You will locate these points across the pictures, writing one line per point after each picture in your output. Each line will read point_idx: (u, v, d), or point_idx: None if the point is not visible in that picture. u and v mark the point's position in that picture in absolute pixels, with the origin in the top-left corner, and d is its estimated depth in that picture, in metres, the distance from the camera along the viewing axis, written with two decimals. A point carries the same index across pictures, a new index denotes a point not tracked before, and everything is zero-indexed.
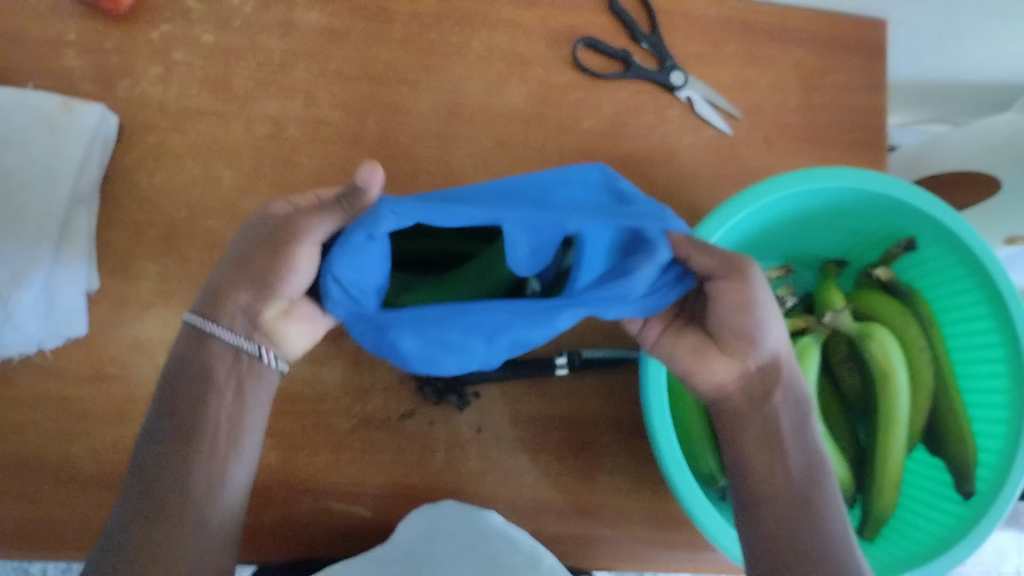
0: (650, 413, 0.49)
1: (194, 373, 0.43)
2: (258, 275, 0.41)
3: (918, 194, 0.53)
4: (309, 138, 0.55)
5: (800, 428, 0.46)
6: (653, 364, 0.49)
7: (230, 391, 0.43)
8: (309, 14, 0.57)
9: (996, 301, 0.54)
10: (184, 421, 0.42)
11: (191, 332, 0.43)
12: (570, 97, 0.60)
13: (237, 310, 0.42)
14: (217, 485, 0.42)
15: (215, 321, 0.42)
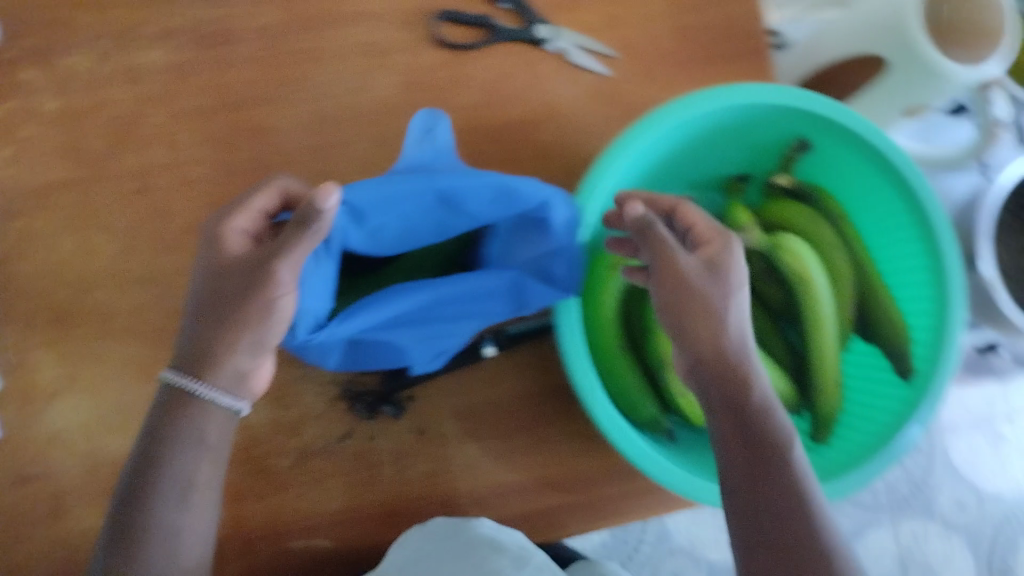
0: (577, 379, 0.48)
1: (184, 431, 0.42)
2: (255, 319, 0.42)
3: (796, 93, 0.52)
4: (180, 184, 0.53)
5: (743, 414, 0.41)
6: (568, 340, 0.49)
7: (208, 455, 0.43)
8: (149, 54, 0.55)
9: (899, 181, 0.53)
10: (171, 483, 0.42)
11: (169, 390, 0.43)
12: (439, 76, 0.57)
13: (233, 371, 0.43)
14: (181, 538, 0.42)
15: (202, 380, 0.42)
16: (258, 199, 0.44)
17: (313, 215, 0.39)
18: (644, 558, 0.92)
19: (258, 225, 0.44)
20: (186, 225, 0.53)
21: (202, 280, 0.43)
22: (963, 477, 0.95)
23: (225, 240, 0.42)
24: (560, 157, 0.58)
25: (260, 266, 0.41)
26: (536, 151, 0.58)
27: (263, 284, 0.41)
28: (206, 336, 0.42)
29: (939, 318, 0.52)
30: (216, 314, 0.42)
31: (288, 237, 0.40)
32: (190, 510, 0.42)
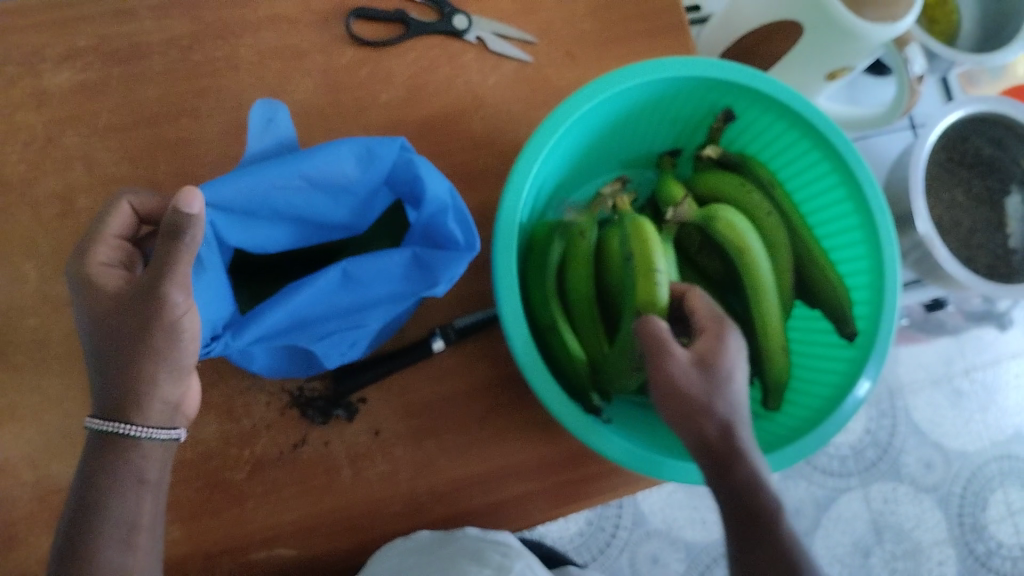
0: (524, 364, 0.48)
1: (120, 472, 0.41)
2: (168, 348, 0.41)
3: (715, 65, 0.53)
4: (103, 204, 0.52)
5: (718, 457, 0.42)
6: (518, 338, 0.48)
7: (149, 490, 0.42)
8: (59, 75, 0.53)
9: (824, 145, 0.54)
10: (116, 525, 0.41)
11: (98, 435, 0.42)
12: (359, 74, 0.57)
13: (161, 404, 0.42)
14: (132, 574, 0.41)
15: (131, 421, 0.42)
16: (112, 226, 0.44)
17: (182, 222, 0.39)
18: (620, 548, 0.92)
19: (120, 251, 0.44)
20: None
21: (89, 322, 0.42)
22: (926, 437, 0.97)
23: (96, 276, 0.42)
24: (489, 146, 0.58)
25: (147, 292, 0.40)
26: (465, 142, 0.58)
27: (157, 310, 0.40)
28: (122, 378, 0.41)
29: (878, 277, 0.53)
30: (126, 351, 0.41)
31: (165, 251, 0.39)
32: (139, 548, 0.42)
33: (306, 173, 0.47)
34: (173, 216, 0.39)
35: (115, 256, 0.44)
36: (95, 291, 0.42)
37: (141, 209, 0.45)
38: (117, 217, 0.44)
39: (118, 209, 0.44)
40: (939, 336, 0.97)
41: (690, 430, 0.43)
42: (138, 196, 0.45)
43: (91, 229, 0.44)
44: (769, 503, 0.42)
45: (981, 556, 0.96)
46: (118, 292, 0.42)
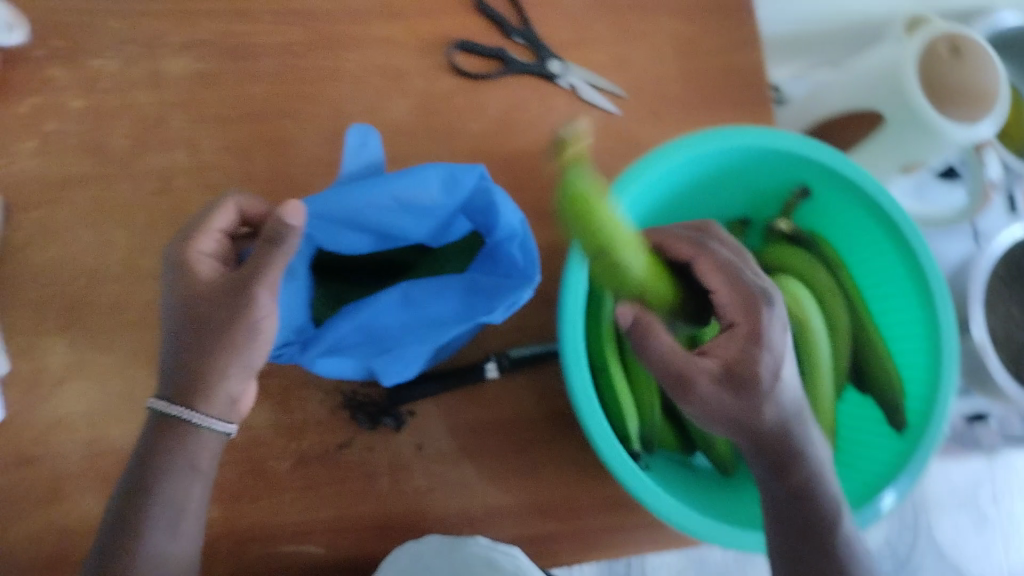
0: (577, 397, 0.49)
1: (177, 457, 0.42)
2: (242, 346, 0.42)
3: (799, 142, 0.55)
4: (198, 187, 0.55)
5: (770, 454, 0.44)
6: (577, 373, 0.49)
7: (199, 479, 0.43)
8: (177, 63, 0.56)
9: (896, 234, 0.55)
10: (164, 509, 0.42)
11: (159, 417, 0.42)
12: (454, 102, 0.60)
13: (225, 397, 0.43)
14: (169, 559, 0.42)
15: (193, 409, 0.42)
16: (218, 219, 0.45)
17: (283, 231, 0.42)
18: None
19: (220, 244, 0.45)
20: None
21: (171, 308, 0.43)
22: (947, 557, 0.95)
23: (196, 264, 0.43)
24: None
25: (234, 290, 0.42)
26: (545, 181, 0.60)
27: (240, 309, 0.41)
28: (192, 365, 0.42)
29: (933, 371, 0.54)
30: (200, 341, 0.41)
31: (262, 255, 0.42)
32: (180, 535, 0.42)
33: (396, 195, 0.49)
34: (275, 223, 0.42)
35: (215, 250, 0.45)
36: (190, 277, 0.43)
37: (246, 211, 0.46)
38: (223, 213, 0.45)
39: (227, 205, 0.45)
40: (973, 455, 0.96)
41: (742, 432, 0.44)
42: (245, 198, 0.46)
43: (197, 219, 0.45)
44: (820, 510, 0.44)
45: None
46: (211, 282, 0.43)
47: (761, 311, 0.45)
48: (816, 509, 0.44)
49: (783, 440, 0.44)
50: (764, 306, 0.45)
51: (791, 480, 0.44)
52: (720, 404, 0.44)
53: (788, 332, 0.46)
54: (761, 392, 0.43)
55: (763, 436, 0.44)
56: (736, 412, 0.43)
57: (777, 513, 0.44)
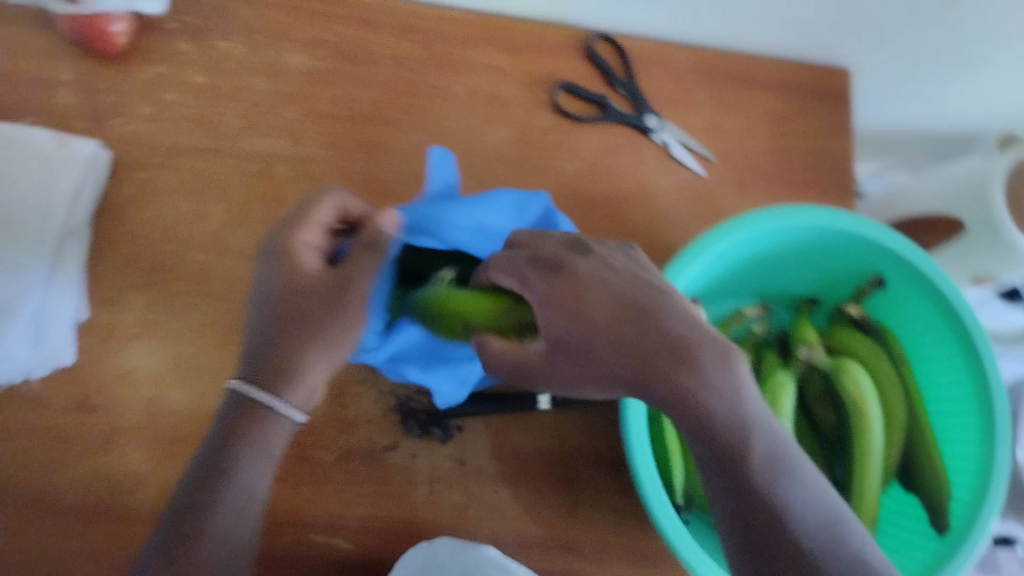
0: (629, 436, 0.50)
1: (252, 443, 0.41)
2: (334, 340, 0.41)
3: (882, 232, 0.56)
4: (296, 175, 0.57)
5: (680, 397, 0.37)
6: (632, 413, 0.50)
7: (270, 465, 0.42)
8: (297, 58, 0.59)
9: (964, 336, 0.56)
10: (235, 494, 0.40)
11: (241, 400, 0.41)
12: (550, 138, 0.62)
13: (306, 390, 0.41)
14: (234, 542, 0.40)
15: (278, 397, 0.40)
16: (321, 213, 0.44)
17: (382, 238, 0.42)
18: None
19: (320, 238, 0.44)
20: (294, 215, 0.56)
21: (267, 295, 0.42)
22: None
23: (299, 255, 0.42)
24: (644, 238, 0.61)
25: (337, 287, 0.41)
26: (624, 228, 0.61)
27: (341, 307, 0.41)
28: (285, 353, 0.40)
29: (982, 479, 0.53)
30: (294, 330, 0.41)
31: (360, 260, 0.41)
32: (247, 519, 0.41)
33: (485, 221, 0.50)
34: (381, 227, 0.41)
35: (314, 243, 0.43)
36: (292, 267, 0.42)
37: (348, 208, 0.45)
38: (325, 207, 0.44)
39: (330, 199, 0.44)
40: None
41: (628, 364, 0.37)
42: (348, 195, 0.45)
43: (297, 209, 0.44)
44: (732, 442, 0.37)
45: None
46: (315, 276, 0.42)
47: (607, 272, 0.40)
48: (741, 454, 0.36)
49: (694, 376, 0.36)
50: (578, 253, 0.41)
51: (688, 411, 0.36)
52: (621, 340, 0.37)
53: (621, 253, 0.43)
54: (678, 351, 0.37)
55: (681, 419, 0.37)
56: (640, 344, 0.37)
57: (711, 466, 0.37)
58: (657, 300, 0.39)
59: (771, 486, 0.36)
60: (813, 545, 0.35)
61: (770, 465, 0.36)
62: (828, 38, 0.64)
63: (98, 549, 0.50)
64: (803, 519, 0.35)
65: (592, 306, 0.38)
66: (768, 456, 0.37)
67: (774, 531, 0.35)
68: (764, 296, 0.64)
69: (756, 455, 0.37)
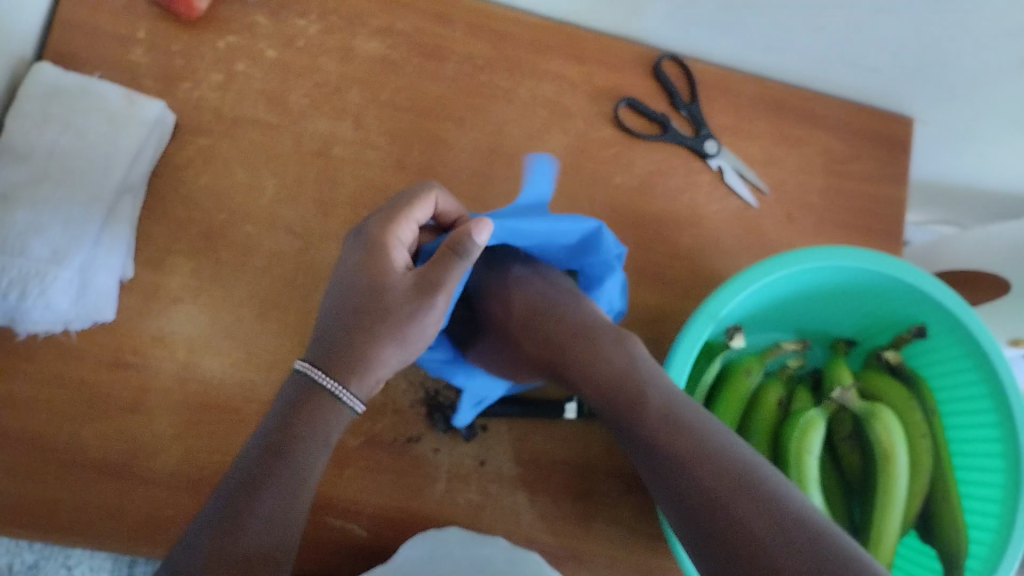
0: None
1: (317, 428, 0.40)
2: (407, 337, 0.43)
3: (933, 281, 0.55)
4: (353, 159, 0.58)
5: (625, 422, 0.45)
6: None
7: (326, 452, 0.41)
8: (368, 43, 0.59)
9: (998, 394, 0.55)
10: (290, 477, 0.39)
11: (303, 383, 0.41)
12: (607, 152, 0.62)
13: (373, 380, 0.42)
14: (286, 526, 0.39)
15: (345, 385, 0.41)
16: (419, 211, 0.46)
17: (465, 245, 0.42)
18: None
19: (412, 234, 0.46)
20: (346, 197, 0.57)
21: (352, 282, 0.44)
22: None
23: (392, 250, 0.44)
24: (688, 262, 0.61)
25: (419, 288, 0.43)
26: (669, 249, 0.61)
27: (418, 309, 0.42)
28: (359, 343, 0.42)
29: (1001, 539, 0.53)
30: (370, 322, 0.42)
31: (442, 261, 0.42)
32: (300, 505, 0.40)
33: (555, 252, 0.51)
34: (462, 235, 0.42)
35: (406, 240, 0.46)
36: (381, 260, 0.44)
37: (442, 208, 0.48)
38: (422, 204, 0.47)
39: (430, 198, 0.46)
40: None
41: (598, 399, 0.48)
42: (445, 194, 0.48)
43: (398, 201, 0.46)
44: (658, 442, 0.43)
45: None
46: (400, 274, 0.44)
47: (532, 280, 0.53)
48: (667, 453, 0.42)
49: (629, 398, 0.46)
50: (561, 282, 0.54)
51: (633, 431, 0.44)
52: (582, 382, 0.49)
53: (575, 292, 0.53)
54: (614, 376, 0.47)
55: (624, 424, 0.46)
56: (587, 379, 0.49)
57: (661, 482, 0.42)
58: (592, 335, 0.50)
59: (695, 472, 0.40)
60: (741, 509, 0.37)
61: (700, 460, 0.40)
62: (896, 85, 0.63)
63: (117, 504, 0.50)
64: (720, 490, 0.39)
65: (563, 335, 0.51)
66: (694, 451, 0.41)
67: (708, 511, 0.38)
68: (801, 331, 0.64)
69: (684, 449, 0.41)
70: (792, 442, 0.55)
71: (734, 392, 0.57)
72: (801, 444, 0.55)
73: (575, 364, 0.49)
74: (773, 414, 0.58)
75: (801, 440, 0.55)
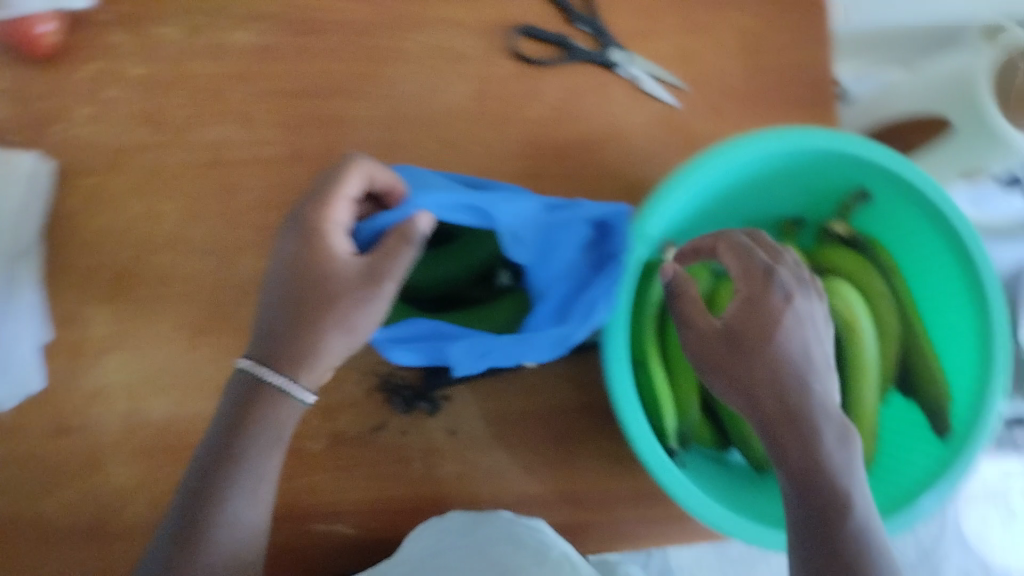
0: (612, 380, 0.48)
1: (263, 428, 0.43)
2: (355, 327, 0.42)
3: (864, 144, 0.52)
4: (249, 160, 0.55)
5: (811, 472, 0.40)
6: (615, 366, 0.48)
7: (276, 446, 0.44)
8: (236, 35, 0.56)
9: (955, 243, 0.53)
10: (243, 480, 0.43)
11: (248, 378, 0.43)
12: (512, 87, 0.58)
13: (322, 370, 0.43)
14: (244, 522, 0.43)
15: (294, 379, 0.42)
16: (348, 188, 0.43)
17: (409, 236, 0.40)
18: None
19: (348, 212, 0.43)
20: (249, 203, 0.54)
21: (285, 276, 0.42)
22: (973, 551, 0.89)
23: (328, 234, 0.42)
24: (619, 180, 0.59)
25: (361, 276, 0.41)
26: (597, 170, 0.58)
27: (363, 298, 0.41)
28: (307, 333, 0.41)
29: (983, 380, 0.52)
30: (314, 313, 0.41)
31: (390, 251, 0.41)
32: (258, 500, 0.44)
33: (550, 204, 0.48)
34: (407, 228, 0.40)
35: (342, 222, 0.43)
36: (320, 250, 0.42)
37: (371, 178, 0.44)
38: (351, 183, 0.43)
39: (358, 172, 0.43)
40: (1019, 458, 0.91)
41: (790, 433, 0.41)
42: (374, 167, 0.44)
43: (328, 177, 0.43)
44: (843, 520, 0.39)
45: None
46: (333, 262, 0.41)
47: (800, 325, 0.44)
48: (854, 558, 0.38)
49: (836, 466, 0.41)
50: (801, 298, 0.45)
51: (828, 514, 0.39)
52: (771, 393, 0.42)
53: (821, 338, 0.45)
54: (814, 442, 0.41)
55: (795, 465, 0.41)
56: (795, 399, 0.42)
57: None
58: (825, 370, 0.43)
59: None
60: None
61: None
62: None
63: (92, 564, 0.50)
64: None
65: (766, 344, 0.43)
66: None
67: None
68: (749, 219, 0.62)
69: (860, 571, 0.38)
70: None
71: None
72: None
73: (767, 390, 0.42)
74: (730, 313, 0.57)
75: None
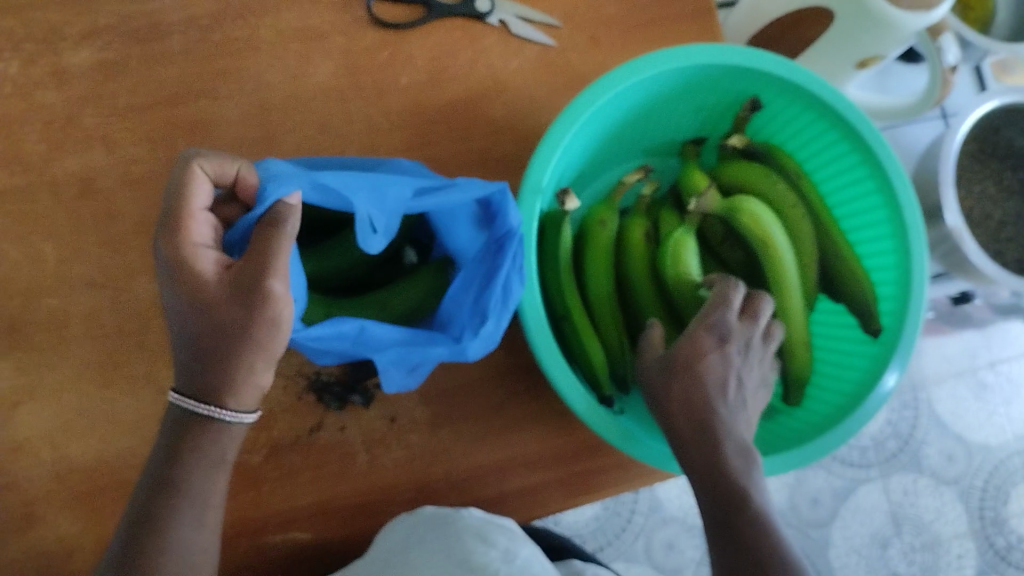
0: (534, 341, 0.47)
1: (204, 451, 0.39)
2: (266, 340, 0.38)
3: (750, 53, 0.51)
4: (121, 182, 0.53)
5: (714, 471, 0.41)
6: (535, 329, 0.48)
7: (222, 469, 0.40)
8: (78, 55, 0.54)
9: (853, 137, 0.53)
10: (188, 510, 0.39)
11: (179, 411, 0.39)
12: (380, 57, 0.56)
13: (253, 389, 0.39)
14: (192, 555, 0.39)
15: (223, 406, 0.39)
16: (195, 200, 0.40)
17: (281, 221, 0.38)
18: (636, 534, 0.88)
19: (206, 224, 0.40)
20: (131, 226, 0.52)
21: (179, 313, 0.38)
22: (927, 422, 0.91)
23: (193, 258, 0.38)
24: (511, 132, 0.57)
25: (243, 287, 0.37)
26: (487, 125, 0.57)
27: (256, 309, 0.37)
28: (219, 362, 0.38)
29: (903, 272, 0.52)
30: (219, 339, 0.38)
31: (267, 246, 0.37)
32: (204, 529, 0.40)
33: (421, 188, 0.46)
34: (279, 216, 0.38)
35: (206, 237, 0.40)
36: (192, 276, 0.38)
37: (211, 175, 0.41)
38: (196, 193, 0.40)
39: (195, 180, 0.40)
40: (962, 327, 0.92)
41: (701, 441, 0.42)
42: (207, 160, 0.41)
43: (171, 199, 0.40)
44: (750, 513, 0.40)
45: (1002, 549, 0.91)
46: (218, 278, 0.38)
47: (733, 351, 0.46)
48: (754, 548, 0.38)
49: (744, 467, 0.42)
50: (737, 342, 0.46)
51: (733, 511, 0.40)
52: (688, 404, 0.44)
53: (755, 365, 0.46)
54: (712, 442, 0.42)
55: (702, 469, 0.42)
56: (707, 410, 0.43)
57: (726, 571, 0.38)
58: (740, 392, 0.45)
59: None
60: None
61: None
62: None
63: None
64: None
65: (695, 363, 0.45)
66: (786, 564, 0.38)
67: None
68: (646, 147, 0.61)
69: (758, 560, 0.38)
70: (670, 273, 0.54)
71: (598, 243, 0.54)
72: (677, 269, 0.53)
73: (693, 404, 0.44)
74: (644, 249, 0.56)
75: (677, 265, 0.53)
